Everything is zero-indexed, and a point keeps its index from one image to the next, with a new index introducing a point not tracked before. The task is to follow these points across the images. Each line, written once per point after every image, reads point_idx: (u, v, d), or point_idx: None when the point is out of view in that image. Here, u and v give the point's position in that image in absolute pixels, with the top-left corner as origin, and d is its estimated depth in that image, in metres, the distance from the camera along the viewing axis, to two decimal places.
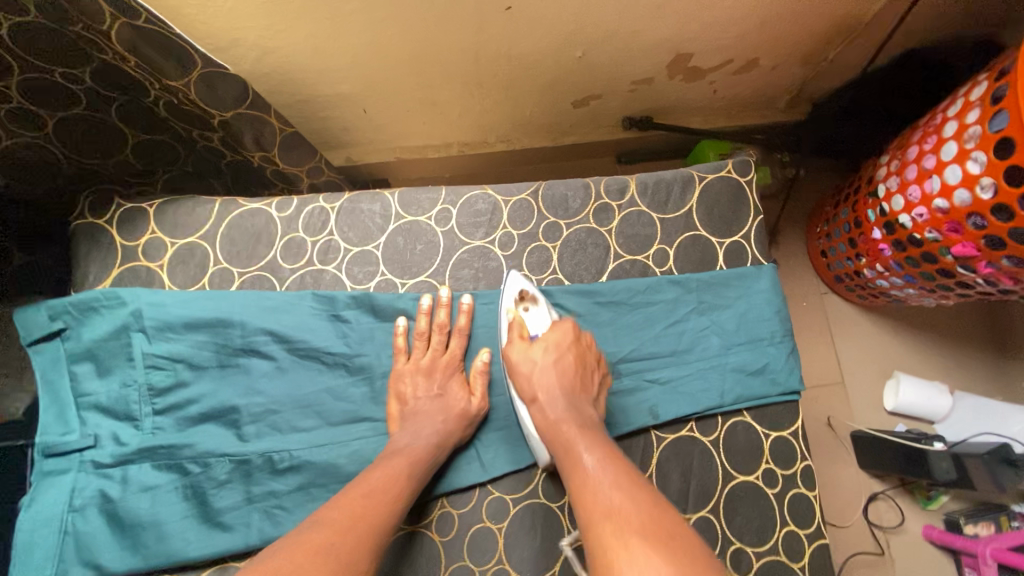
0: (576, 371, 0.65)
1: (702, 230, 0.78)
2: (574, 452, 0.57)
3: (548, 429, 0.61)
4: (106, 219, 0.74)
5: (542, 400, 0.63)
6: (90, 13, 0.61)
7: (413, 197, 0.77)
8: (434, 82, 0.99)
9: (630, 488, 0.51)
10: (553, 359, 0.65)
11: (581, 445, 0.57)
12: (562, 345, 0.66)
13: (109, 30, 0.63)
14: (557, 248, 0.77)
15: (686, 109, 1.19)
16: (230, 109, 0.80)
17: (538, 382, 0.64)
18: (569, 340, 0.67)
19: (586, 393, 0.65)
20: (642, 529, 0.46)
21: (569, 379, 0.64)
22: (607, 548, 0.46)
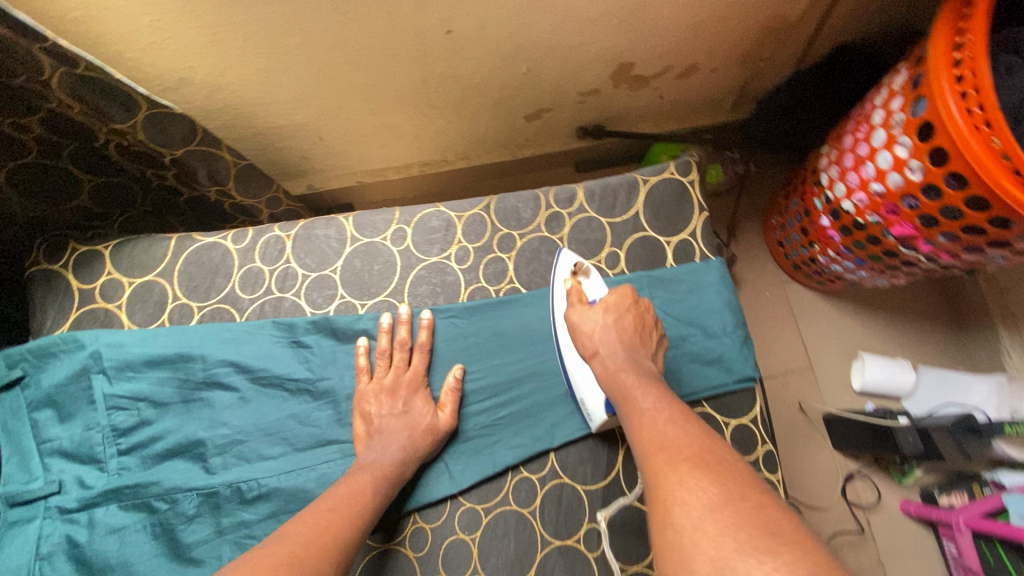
0: (635, 329, 0.65)
1: (650, 230, 0.81)
2: (631, 396, 0.57)
3: (608, 377, 0.61)
4: (61, 264, 0.74)
5: (603, 353, 0.63)
6: (30, 65, 0.64)
7: (367, 219, 0.79)
8: (386, 107, 1.01)
9: (686, 425, 0.51)
10: (605, 317, 0.66)
11: (638, 391, 0.57)
12: (621, 307, 0.67)
13: (50, 80, 0.66)
14: (512, 258, 0.79)
15: (636, 116, 1.23)
16: (180, 147, 0.81)
17: (597, 339, 0.65)
18: (628, 302, 0.67)
19: (646, 349, 0.64)
20: (698, 462, 0.46)
21: (629, 336, 0.64)
22: (659, 474, 0.47)
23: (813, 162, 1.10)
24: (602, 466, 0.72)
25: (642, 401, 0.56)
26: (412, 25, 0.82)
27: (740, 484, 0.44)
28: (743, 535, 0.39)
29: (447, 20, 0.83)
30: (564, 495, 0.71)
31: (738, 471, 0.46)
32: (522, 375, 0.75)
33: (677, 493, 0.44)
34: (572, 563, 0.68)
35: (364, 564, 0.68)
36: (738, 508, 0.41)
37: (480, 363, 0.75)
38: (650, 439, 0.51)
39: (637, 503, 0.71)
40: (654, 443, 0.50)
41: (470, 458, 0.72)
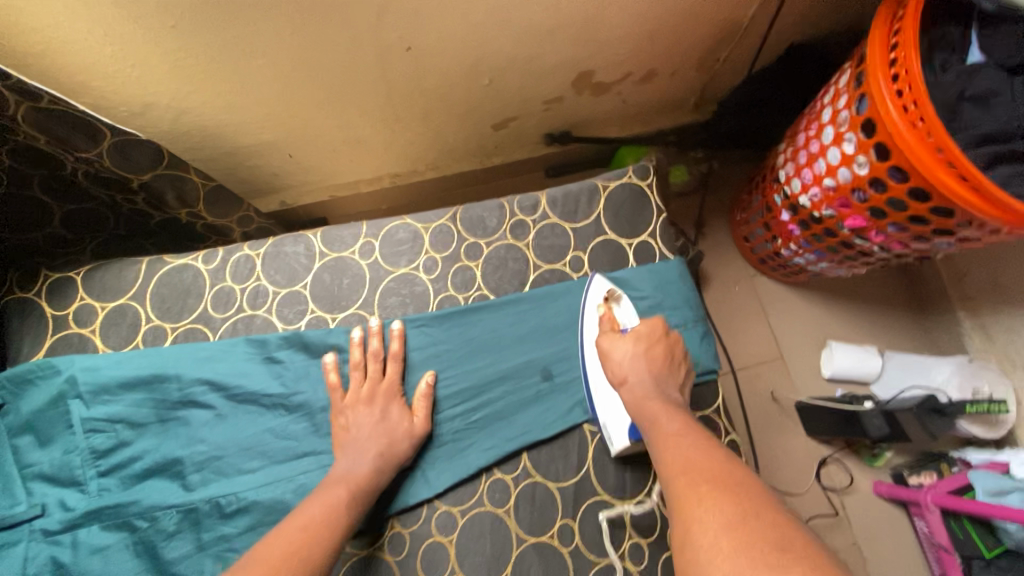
0: (662, 361, 0.68)
1: (612, 233, 0.84)
2: (658, 422, 0.60)
3: (636, 405, 0.64)
4: (35, 292, 0.76)
5: (631, 381, 0.67)
6: None
7: (336, 234, 0.81)
8: (353, 122, 1.03)
9: (707, 455, 0.53)
10: (634, 348, 0.69)
11: (663, 417, 0.60)
12: (651, 337, 0.71)
13: (14, 115, 0.68)
14: (478, 266, 0.81)
15: (602, 121, 1.26)
16: (148, 170, 0.82)
17: (626, 367, 0.68)
18: (658, 333, 0.71)
19: (674, 381, 0.67)
20: (719, 487, 0.48)
21: (657, 364, 0.68)
22: (680, 496, 0.49)
23: (772, 159, 1.14)
24: (574, 463, 0.75)
25: (669, 427, 0.59)
26: (372, 44, 0.85)
27: (761, 514, 0.44)
28: (754, 557, 0.40)
29: (407, 37, 0.85)
30: (537, 493, 0.74)
31: (756, 495, 0.47)
32: (492, 379, 0.77)
33: (695, 519, 0.46)
34: (546, 559, 0.70)
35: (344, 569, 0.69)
36: (752, 525, 0.43)
37: (450, 369, 0.77)
38: (674, 461, 0.54)
39: (608, 497, 0.73)
40: (678, 470, 0.52)
41: (444, 462, 0.74)
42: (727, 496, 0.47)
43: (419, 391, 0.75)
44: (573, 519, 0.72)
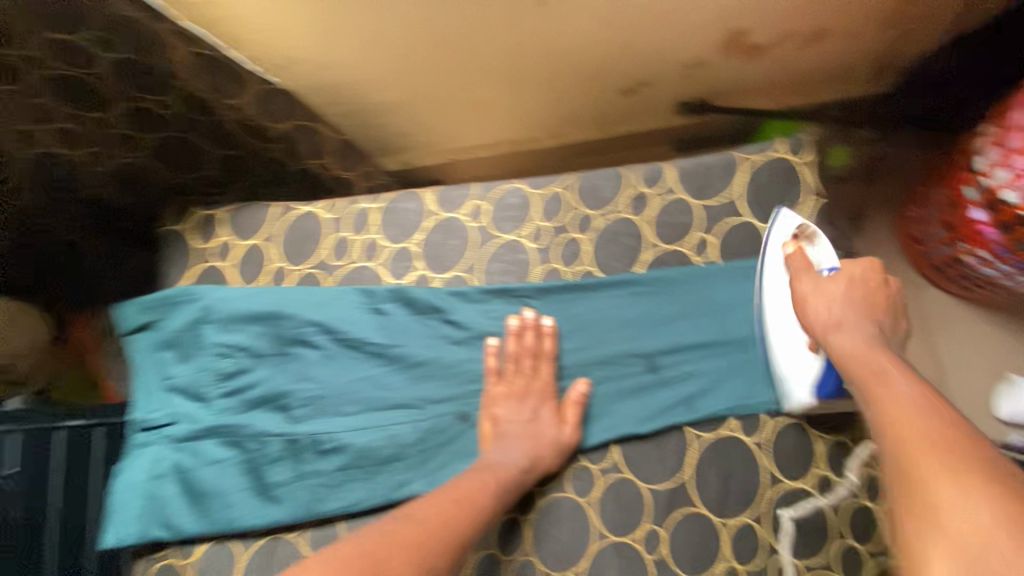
0: (870, 298, 0.61)
1: (748, 215, 0.73)
2: (880, 377, 0.51)
3: (841, 359, 0.57)
4: (186, 226, 0.84)
5: (842, 325, 0.59)
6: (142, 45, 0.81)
7: (448, 195, 0.80)
8: (477, 82, 1.01)
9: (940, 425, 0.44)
10: (844, 289, 0.61)
11: (882, 373, 0.52)
12: (860, 278, 0.62)
13: (163, 57, 0.83)
14: (589, 239, 0.75)
15: (749, 91, 1.11)
16: (281, 120, 0.90)
17: (831, 312, 0.60)
18: (874, 275, 0.62)
19: (888, 325, 0.60)
20: (971, 464, 0.40)
21: (862, 307, 0.60)
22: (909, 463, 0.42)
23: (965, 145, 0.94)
24: (671, 466, 0.67)
25: (889, 386, 0.50)
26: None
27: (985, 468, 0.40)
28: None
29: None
30: (625, 490, 0.67)
31: (1020, 486, 0.38)
32: (592, 362, 0.72)
33: (937, 497, 0.39)
34: (627, 561, 0.65)
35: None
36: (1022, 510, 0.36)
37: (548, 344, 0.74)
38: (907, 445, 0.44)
39: (706, 511, 0.65)
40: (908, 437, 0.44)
41: None
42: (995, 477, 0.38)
43: (571, 395, 0.70)
44: (661, 526, 0.66)
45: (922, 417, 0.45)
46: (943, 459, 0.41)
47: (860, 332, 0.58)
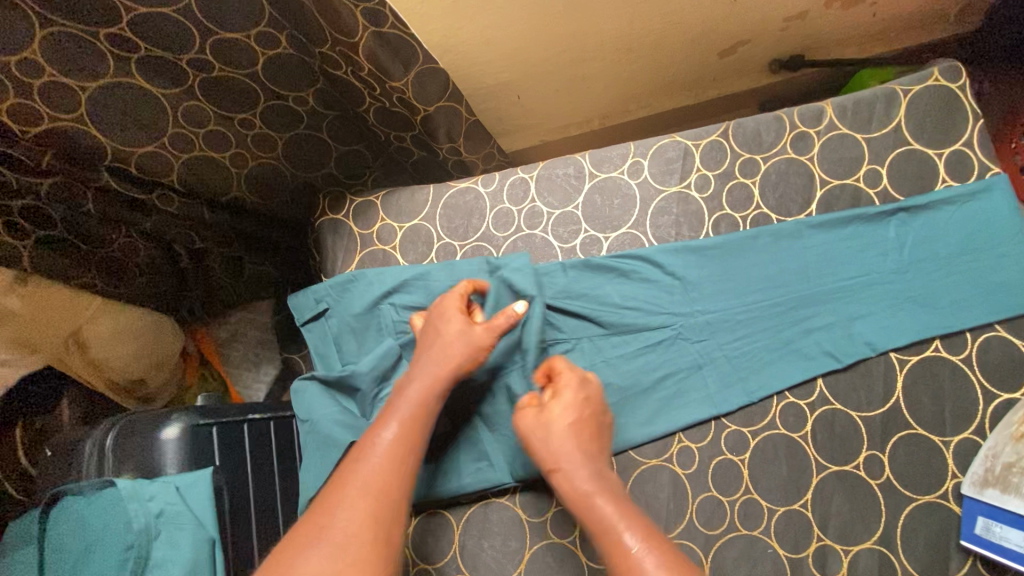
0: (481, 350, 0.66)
1: (916, 144, 0.74)
2: (614, 540, 0.52)
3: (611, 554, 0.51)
4: (343, 214, 0.85)
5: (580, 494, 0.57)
6: (342, 28, 0.68)
7: (605, 155, 0.81)
8: (585, 56, 1.03)
9: (636, 517, 0.54)
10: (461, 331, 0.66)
11: (616, 521, 0.53)
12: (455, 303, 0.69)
13: (357, 42, 0.70)
14: (757, 183, 0.76)
15: (842, 41, 1.13)
16: (433, 103, 0.84)
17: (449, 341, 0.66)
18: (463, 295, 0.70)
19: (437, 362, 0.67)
20: (606, 489, 0.57)
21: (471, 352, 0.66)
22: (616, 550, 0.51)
23: None
24: (878, 392, 0.69)
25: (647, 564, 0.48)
26: None
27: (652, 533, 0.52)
28: (648, 531, 0.52)
29: None
30: (837, 420, 0.69)
31: (594, 512, 0.55)
32: (776, 302, 0.72)
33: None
34: (851, 488, 0.67)
35: (987, 501, 0.61)
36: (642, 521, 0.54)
37: (732, 289, 0.73)
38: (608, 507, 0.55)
39: (924, 431, 0.67)
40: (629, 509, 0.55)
41: (733, 381, 0.70)
42: (597, 495, 0.56)
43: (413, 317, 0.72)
44: (881, 452, 0.67)
45: (598, 514, 0.55)
46: (593, 485, 0.58)
47: (582, 475, 0.59)
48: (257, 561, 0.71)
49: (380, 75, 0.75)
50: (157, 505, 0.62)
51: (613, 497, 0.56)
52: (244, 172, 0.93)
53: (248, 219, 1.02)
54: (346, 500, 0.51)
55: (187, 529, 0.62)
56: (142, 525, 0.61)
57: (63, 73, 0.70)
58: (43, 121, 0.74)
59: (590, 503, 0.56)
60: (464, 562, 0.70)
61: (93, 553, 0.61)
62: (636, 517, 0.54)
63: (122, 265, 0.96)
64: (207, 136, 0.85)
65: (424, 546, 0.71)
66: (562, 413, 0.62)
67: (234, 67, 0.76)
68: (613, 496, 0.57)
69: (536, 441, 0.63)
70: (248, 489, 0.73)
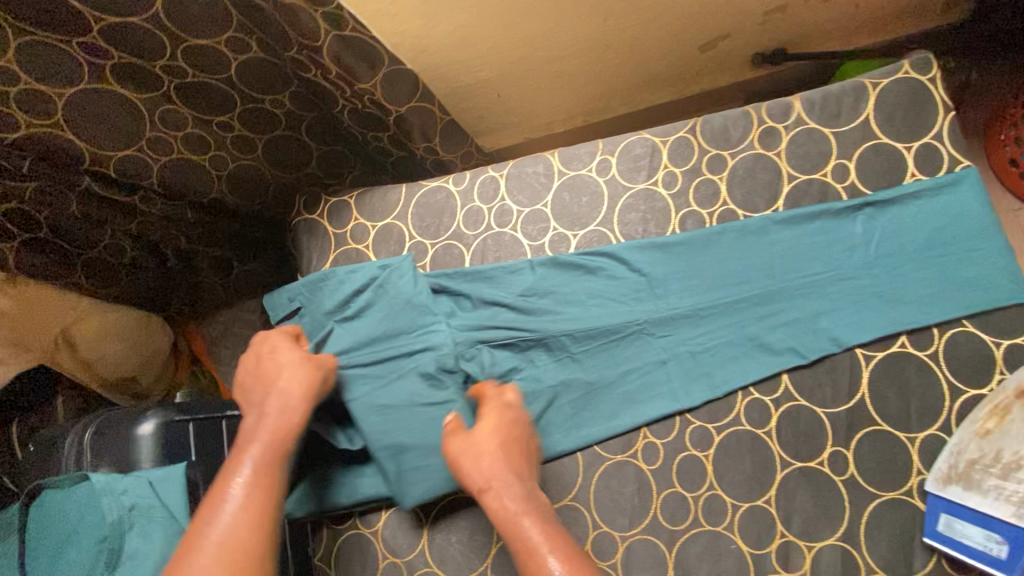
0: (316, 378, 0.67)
1: (885, 137, 0.73)
2: (537, 558, 0.52)
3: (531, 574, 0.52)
4: (318, 214, 0.86)
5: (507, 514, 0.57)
6: (305, 32, 0.70)
7: (573, 153, 0.81)
8: (562, 53, 1.03)
9: (556, 537, 0.54)
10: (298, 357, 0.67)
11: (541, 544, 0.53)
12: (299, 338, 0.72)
13: (321, 45, 0.72)
14: (724, 178, 0.76)
15: (825, 33, 1.12)
16: (404, 104, 0.86)
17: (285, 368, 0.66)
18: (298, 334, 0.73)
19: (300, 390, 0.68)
20: (531, 507, 0.57)
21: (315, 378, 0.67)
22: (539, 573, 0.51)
23: None
24: (843, 388, 0.68)
25: None
26: None
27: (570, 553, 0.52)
28: (566, 553, 0.52)
29: None
30: (802, 416, 0.68)
31: (515, 533, 0.55)
32: (741, 298, 0.72)
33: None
34: (816, 484, 0.66)
35: (949, 499, 0.61)
36: (560, 541, 0.54)
37: (698, 285, 0.73)
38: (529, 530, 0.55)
39: (890, 427, 0.67)
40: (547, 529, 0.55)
41: (697, 376, 0.71)
42: (523, 515, 0.56)
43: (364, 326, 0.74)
44: (846, 448, 0.67)
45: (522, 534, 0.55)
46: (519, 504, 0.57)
47: (514, 493, 0.58)
48: None
49: (348, 77, 0.78)
50: (131, 499, 0.63)
51: (537, 515, 0.57)
52: (225, 174, 0.94)
53: (233, 219, 1.04)
54: (195, 573, 0.48)
55: (160, 522, 0.64)
56: (115, 518, 0.62)
57: (41, 82, 0.73)
58: (21, 129, 0.76)
59: (513, 527, 0.56)
60: (431, 555, 0.71)
61: (71, 544, 0.63)
62: (552, 533, 0.55)
63: (110, 267, 0.98)
64: (185, 139, 0.87)
65: (393, 540, 0.72)
66: (490, 433, 0.63)
67: (207, 73, 0.78)
68: (540, 514, 0.57)
69: (465, 460, 0.62)
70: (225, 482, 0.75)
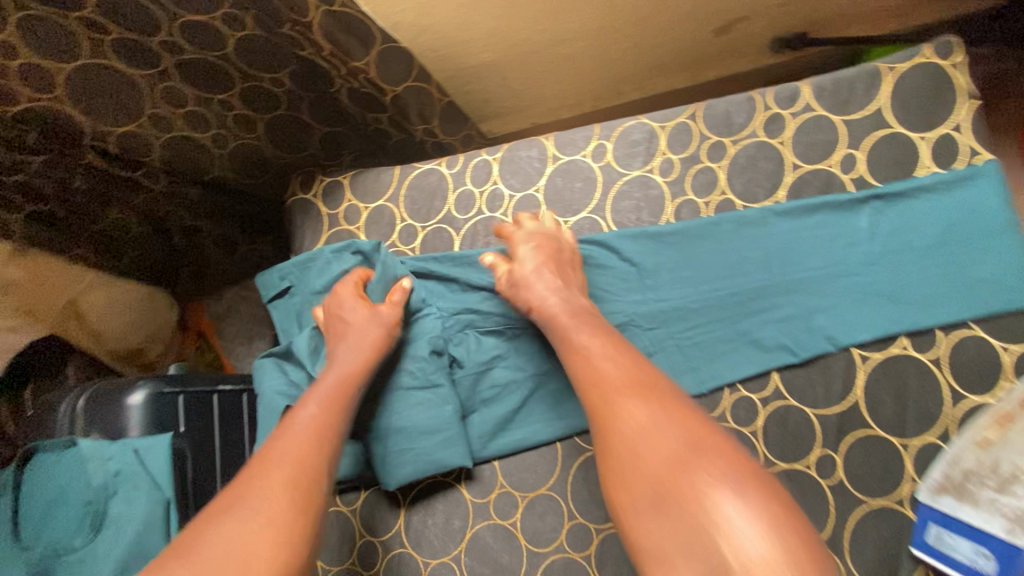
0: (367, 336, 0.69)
1: (898, 127, 0.69)
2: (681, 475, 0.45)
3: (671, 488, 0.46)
4: (313, 194, 0.87)
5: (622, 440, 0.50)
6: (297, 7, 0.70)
7: (569, 137, 0.79)
8: (569, 35, 1.00)
9: (702, 443, 0.48)
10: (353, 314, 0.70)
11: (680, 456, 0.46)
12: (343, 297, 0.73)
13: (312, 21, 0.72)
14: (723, 167, 0.73)
15: (848, 17, 1.06)
16: (401, 83, 0.87)
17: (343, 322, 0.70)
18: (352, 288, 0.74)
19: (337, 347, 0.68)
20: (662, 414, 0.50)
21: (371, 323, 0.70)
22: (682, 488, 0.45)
23: None
24: (835, 388, 0.66)
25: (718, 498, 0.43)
26: None
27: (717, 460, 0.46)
28: (712, 462, 0.46)
29: None
30: (790, 416, 0.66)
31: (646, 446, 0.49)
32: (733, 291, 0.69)
33: (721, 528, 0.42)
34: (801, 486, 0.64)
35: (940, 510, 0.58)
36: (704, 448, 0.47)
37: (689, 275, 0.71)
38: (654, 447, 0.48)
39: (883, 432, 0.64)
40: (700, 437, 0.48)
41: (683, 370, 0.69)
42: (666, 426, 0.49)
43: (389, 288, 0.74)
44: (835, 451, 0.64)
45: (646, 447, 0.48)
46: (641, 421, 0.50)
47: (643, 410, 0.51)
48: None
49: (342, 56, 0.78)
50: (116, 465, 0.65)
51: (678, 418, 0.50)
52: (226, 152, 0.96)
53: (237, 196, 1.06)
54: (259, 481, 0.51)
55: (143, 488, 0.65)
56: (101, 482, 0.65)
57: (40, 56, 0.74)
58: (20, 104, 0.78)
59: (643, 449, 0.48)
60: (408, 536, 0.71)
61: (59, 505, 0.65)
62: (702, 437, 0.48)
63: (115, 241, 1.01)
64: (186, 115, 0.88)
65: (372, 519, 0.73)
66: (607, 360, 0.55)
67: (204, 49, 0.78)
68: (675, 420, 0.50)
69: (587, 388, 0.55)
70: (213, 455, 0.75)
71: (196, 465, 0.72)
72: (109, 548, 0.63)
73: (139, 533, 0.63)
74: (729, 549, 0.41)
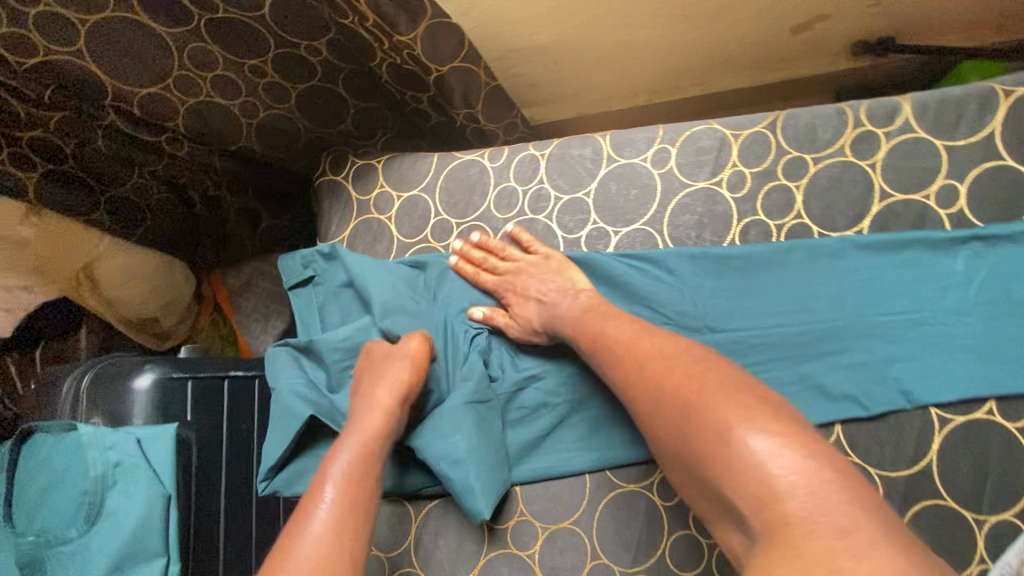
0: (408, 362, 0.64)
1: (1011, 159, 0.60)
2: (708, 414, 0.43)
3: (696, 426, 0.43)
4: (343, 176, 0.81)
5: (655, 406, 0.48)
6: None
7: (627, 138, 0.72)
8: (632, 21, 0.92)
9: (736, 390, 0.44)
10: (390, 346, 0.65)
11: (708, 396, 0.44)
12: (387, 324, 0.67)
13: None
14: (801, 187, 0.65)
15: (946, 23, 0.95)
16: (447, 64, 0.78)
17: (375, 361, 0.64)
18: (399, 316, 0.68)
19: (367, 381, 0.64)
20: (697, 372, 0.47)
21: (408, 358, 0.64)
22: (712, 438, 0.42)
23: None
24: (906, 449, 0.58)
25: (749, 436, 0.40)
26: None
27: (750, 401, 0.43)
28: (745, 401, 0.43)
29: None
30: None
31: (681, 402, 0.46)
32: (800, 328, 0.62)
33: (758, 464, 0.39)
34: None
35: None
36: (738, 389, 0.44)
37: (751, 306, 0.64)
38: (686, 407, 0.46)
39: (957, 505, 0.56)
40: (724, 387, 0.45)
41: None
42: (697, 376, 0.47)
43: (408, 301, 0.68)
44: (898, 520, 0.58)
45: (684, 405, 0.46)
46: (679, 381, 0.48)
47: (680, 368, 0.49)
48: (221, 526, 0.69)
49: (386, 28, 0.70)
50: (117, 456, 0.61)
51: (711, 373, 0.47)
52: (254, 123, 0.90)
53: (264, 169, 1.00)
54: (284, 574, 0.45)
55: (142, 481, 0.61)
56: (99, 473, 0.61)
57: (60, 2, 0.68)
58: (38, 56, 0.74)
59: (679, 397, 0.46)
60: (417, 557, 0.67)
61: (58, 491, 0.62)
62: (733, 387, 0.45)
63: (134, 206, 0.97)
64: (214, 81, 0.82)
65: (380, 533, 0.68)
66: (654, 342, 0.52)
67: (238, 9, 0.72)
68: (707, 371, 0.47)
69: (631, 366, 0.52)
70: (220, 449, 0.70)
71: (200, 457, 0.68)
72: (106, 539, 0.59)
73: (134, 530, 0.59)
74: (773, 485, 0.38)
